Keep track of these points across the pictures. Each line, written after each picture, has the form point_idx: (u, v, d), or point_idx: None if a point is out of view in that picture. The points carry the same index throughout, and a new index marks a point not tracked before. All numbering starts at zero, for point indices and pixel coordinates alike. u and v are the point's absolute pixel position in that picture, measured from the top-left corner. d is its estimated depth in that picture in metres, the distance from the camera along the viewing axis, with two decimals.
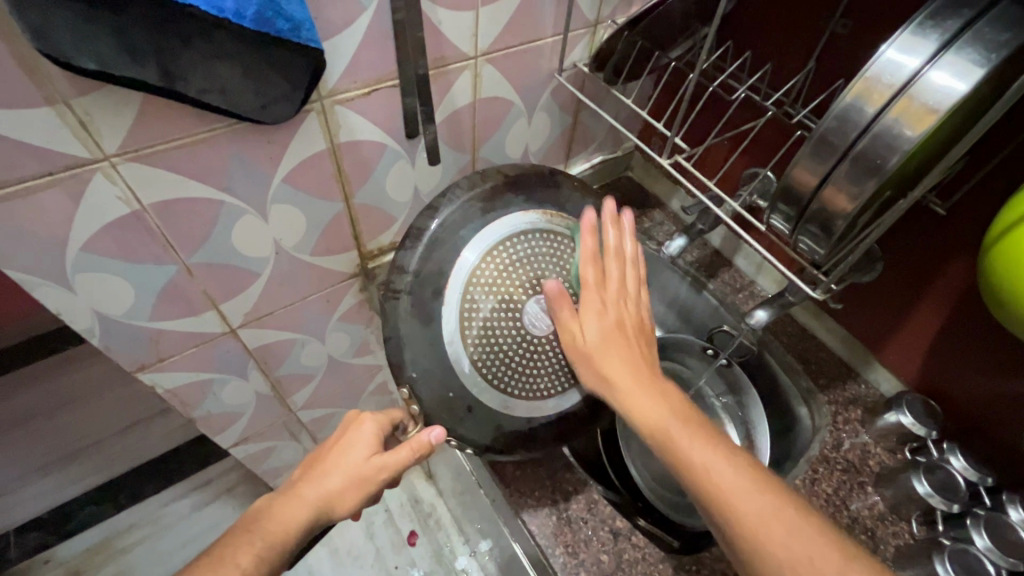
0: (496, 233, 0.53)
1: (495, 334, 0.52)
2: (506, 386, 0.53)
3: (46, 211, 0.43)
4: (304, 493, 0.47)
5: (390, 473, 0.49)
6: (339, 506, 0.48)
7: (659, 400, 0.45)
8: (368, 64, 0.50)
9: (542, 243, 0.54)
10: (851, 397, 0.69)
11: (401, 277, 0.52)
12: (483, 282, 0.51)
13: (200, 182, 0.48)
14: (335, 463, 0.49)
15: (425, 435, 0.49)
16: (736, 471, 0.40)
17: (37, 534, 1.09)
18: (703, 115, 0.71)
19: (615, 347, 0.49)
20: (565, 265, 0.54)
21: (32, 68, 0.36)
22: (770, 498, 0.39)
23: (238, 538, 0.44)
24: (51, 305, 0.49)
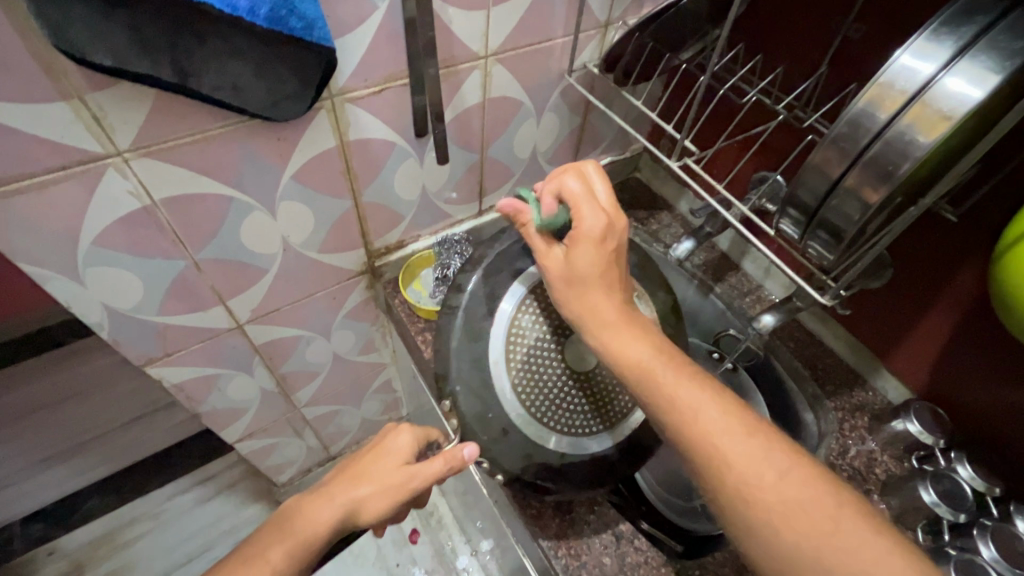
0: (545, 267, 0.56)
1: (538, 362, 0.54)
2: (544, 414, 0.53)
3: (59, 204, 0.43)
4: (336, 497, 0.50)
5: (420, 482, 0.51)
6: (369, 512, 0.50)
7: (639, 338, 0.45)
8: (378, 63, 0.50)
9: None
10: (858, 404, 0.68)
11: (457, 297, 0.56)
12: (532, 310, 0.54)
13: (211, 178, 0.49)
14: (370, 469, 0.52)
15: (459, 451, 0.51)
16: (717, 407, 0.41)
17: (41, 526, 1.10)
18: (712, 117, 0.71)
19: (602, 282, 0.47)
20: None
21: (47, 63, 0.36)
22: (755, 440, 0.39)
23: (271, 536, 0.47)
24: (62, 297, 0.49)
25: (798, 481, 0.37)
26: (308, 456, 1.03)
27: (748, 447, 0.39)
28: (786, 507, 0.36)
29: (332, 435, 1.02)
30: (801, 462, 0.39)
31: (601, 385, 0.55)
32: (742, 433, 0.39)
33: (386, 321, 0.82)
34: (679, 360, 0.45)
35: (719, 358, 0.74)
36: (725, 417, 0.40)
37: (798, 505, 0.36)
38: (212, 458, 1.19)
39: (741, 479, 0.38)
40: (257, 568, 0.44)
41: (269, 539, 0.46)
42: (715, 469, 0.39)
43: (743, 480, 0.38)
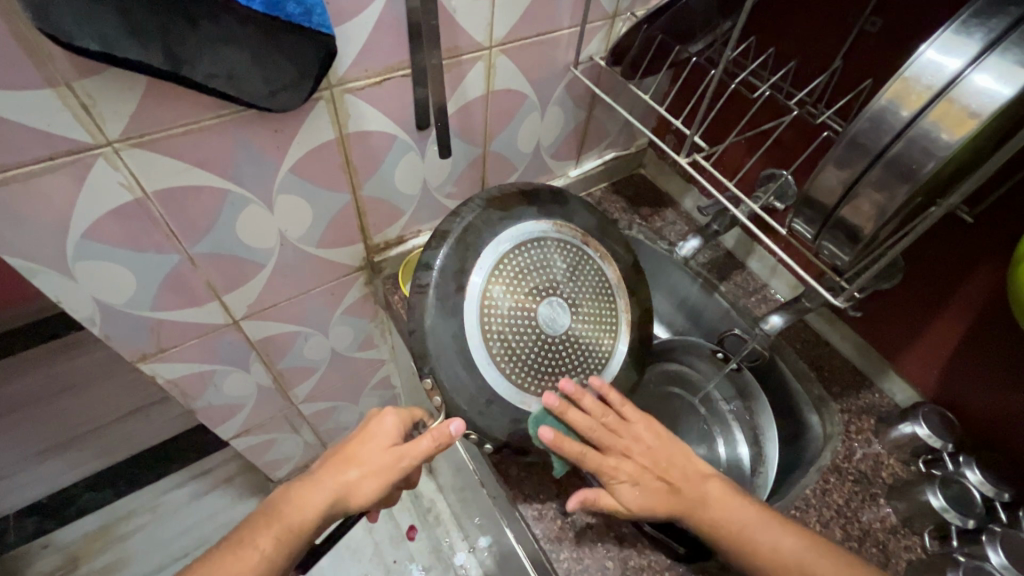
0: (513, 239, 0.56)
1: (512, 331, 0.54)
2: (526, 385, 0.54)
3: (45, 194, 0.41)
4: (325, 481, 0.49)
5: (409, 462, 0.50)
6: (359, 495, 0.49)
7: (717, 507, 0.51)
8: (379, 52, 0.48)
9: (553, 250, 0.58)
10: (864, 406, 0.67)
11: (428, 275, 0.52)
12: (501, 279, 0.54)
13: (205, 170, 0.47)
14: (358, 452, 0.51)
15: (445, 427, 0.50)
16: (793, 541, 0.48)
17: (36, 519, 1.08)
18: (721, 113, 0.69)
19: (651, 491, 0.52)
20: (576, 271, 0.59)
21: (32, 48, 0.34)
22: (836, 562, 0.47)
23: (260, 521, 0.46)
24: (51, 293, 0.48)
25: None
26: (305, 452, 1.02)
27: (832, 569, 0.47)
28: None
29: (330, 431, 1.01)
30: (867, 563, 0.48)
31: (574, 346, 0.57)
32: (825, 564, 0.47)
33: (384, 318, 0.81)
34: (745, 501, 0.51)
35: (723, 359, 0.73)
36: (801, 547, 0.48)
37: None
38: (209, 454, 1.19)
39: None
40: (245, 553, 0.44)
41: (257, 522, 0.46)
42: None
43: None
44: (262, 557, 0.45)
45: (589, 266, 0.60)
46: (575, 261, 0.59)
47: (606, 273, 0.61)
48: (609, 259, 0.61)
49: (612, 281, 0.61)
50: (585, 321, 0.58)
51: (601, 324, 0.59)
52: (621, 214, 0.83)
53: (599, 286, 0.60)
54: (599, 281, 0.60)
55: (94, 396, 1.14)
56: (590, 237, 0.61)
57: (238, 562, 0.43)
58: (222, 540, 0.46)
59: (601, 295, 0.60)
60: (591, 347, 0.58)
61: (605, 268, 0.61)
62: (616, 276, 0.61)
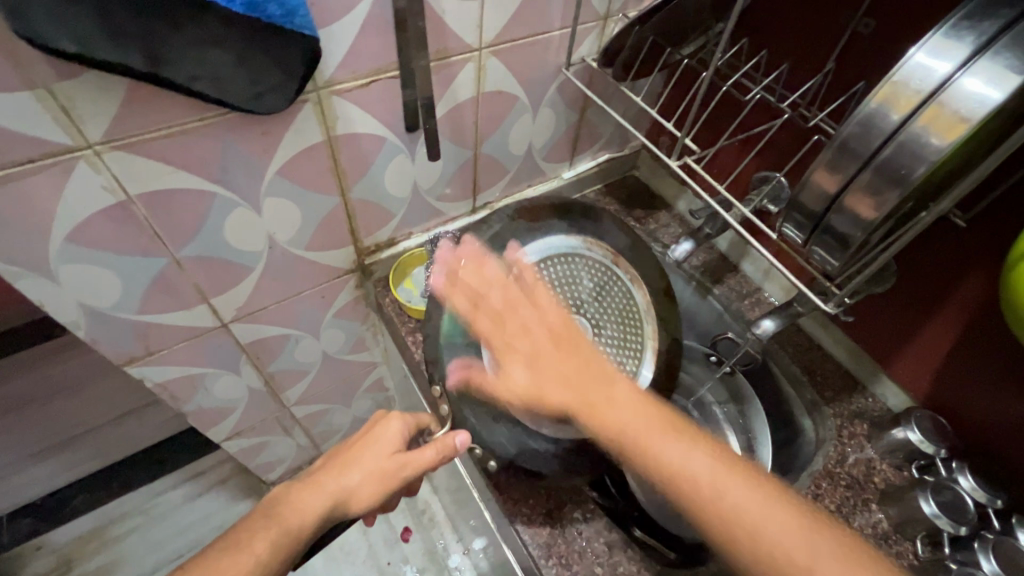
0: (540, 252, 0.60)
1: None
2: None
3: (28, 198, 0.41)
4: (324, 485, 0.48)
5: (412, 471, 0.50)
6: (358, 502, 0.48)
7: (613, 405, 0.45)
8: (367, 55, 0.48)
9: (581, 268, 0.61)
10: (856, 410, 0.67)
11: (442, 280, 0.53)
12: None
13: (192, 174, 0.47)
14: (360, 457, 0.51)
15: (451, 439, 0.51)
16: (696, 459, 0.41)
17: (30, 521, 1.08)
18: (714, 115, 0.69)
19: (543, 370, 0.49)
20: (602, 291, 0.61)
21: (9, 51, 0.34)
22: (745, 487, 0.39)
23: (257, 524, 0.44)
24: (35, 296, 0.47)
25: (785, 523, 0.38)
26: (299, 454, 1.01)
27: (735, 497, 0.39)
28: (781, 556, 0.37)
29: (323, 433, 1.00)
30: (787, 498, 0.39)
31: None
32: (738, 484, 0.39)
33: (376, 320, 0.80)
34: (650, 403, 0.45)
35: (717, 362, 0.73)
36: (711, 468, 0.40)
37: (789, 561, 0.37)
38: (203, 455, 1.18)
39: (736, 530, 0.38)
40: (240, 559, 0.41)
41: (254, 525, 0.44)
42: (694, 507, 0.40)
43: (742, 538, 0.38)
44: (256, 562, 0.42)
45: (617, 287, 0.61)
46: (605, 282, 0.61)
47: (636, 297, 0.61)
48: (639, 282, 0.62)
49: (641, 305, 0.61)
50: (606, 341, 0.58)
51: (625, 348, 0.59)
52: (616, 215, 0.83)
53: (626, 310, 0.60)
54: (627, 305, 0.61)
55: (59, 408, 0.97)
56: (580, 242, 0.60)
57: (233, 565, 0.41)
58: (213, 542, 0.43)
59: (627, 317, 0.60)
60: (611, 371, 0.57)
61: (636, 292, 0.61)
62: (645, 301, 0.61)
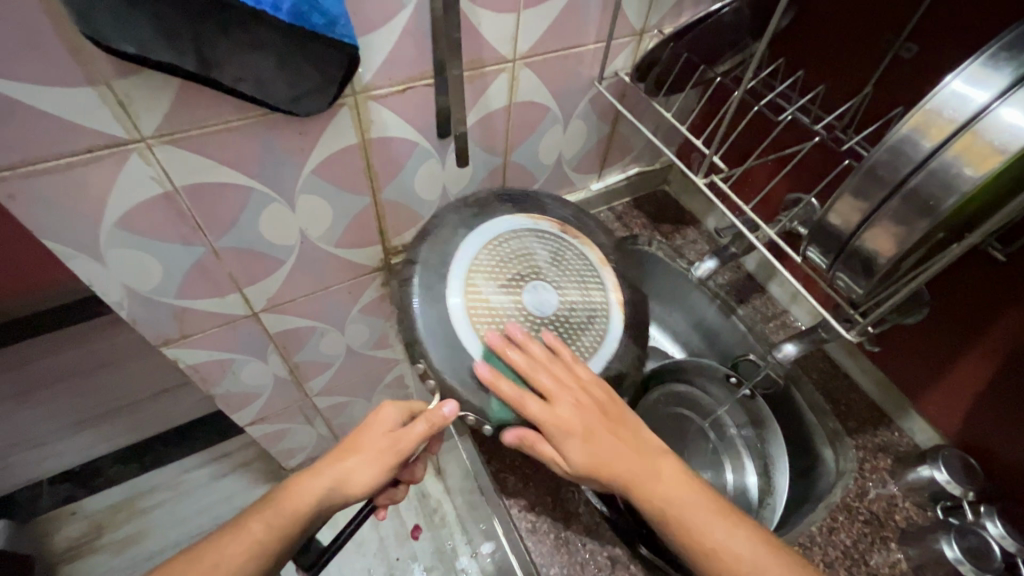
0: (490, 231, 0.56)
1: (501, 315, 0.52)
2: None
3: (86, 184, 0.44)
4: (323, 472, 0.50)
5: (405, 447, 0.51)
6: (356, 484, 0.50)
7: (658, 481, 0.47)
8: (404, 63, 0.50)
9: (534, 241, 0.56)
10: (881, 443, 0.64)
11: (412, 269, 0.53)
12: (482, 270, 0.53)
13: (231, 168, 0.49)
14: (357, 441, 0.52)
15: (439, 409, 0.49)
16: (738, 537, 0.45)
17: (68, 486, 1.14)
18: (747, 133, 0.68)
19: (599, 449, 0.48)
20: (559, 257, 0.56)
21: (75, 48, 0.36)
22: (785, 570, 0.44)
23: (258, 507, 0.48)
24: (84, 276, 0.51)
25: None
26: (319, 443, 1.04)
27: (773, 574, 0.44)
28: None
29: (343, 425, 1.03)
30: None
31: (565, 327, 0.53)
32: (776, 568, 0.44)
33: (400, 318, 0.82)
34: (689, 486, 0.48)
35: (737, 383, 0.70)
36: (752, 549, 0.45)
37: None
38: (229, 437, 1.24)
39: None
40: (240, 537, 0.46)
41: (255, 509, 0.48)
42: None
43: None
44: (255, 541, 0.46)
45: (571, 251, 0.57)
46: (557, 248, 0.57)
47: (589, 256, 0.58)
48: (591, 242, 0.59)
49: (594, 261, 0.57)
50: (575, 301, 0.54)
51: (593, 303, 0.55)
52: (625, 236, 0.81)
53: (584, 269, 0.56)
54: (584, 266, 0.57)
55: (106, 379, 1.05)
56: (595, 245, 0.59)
57: (233, 543, 0.46)
58: None
59: (587, 275, 0.56)
60: (582, 327, 0.54)
61: (588, 251, 0.58)
62: (600, 258, 0.58)
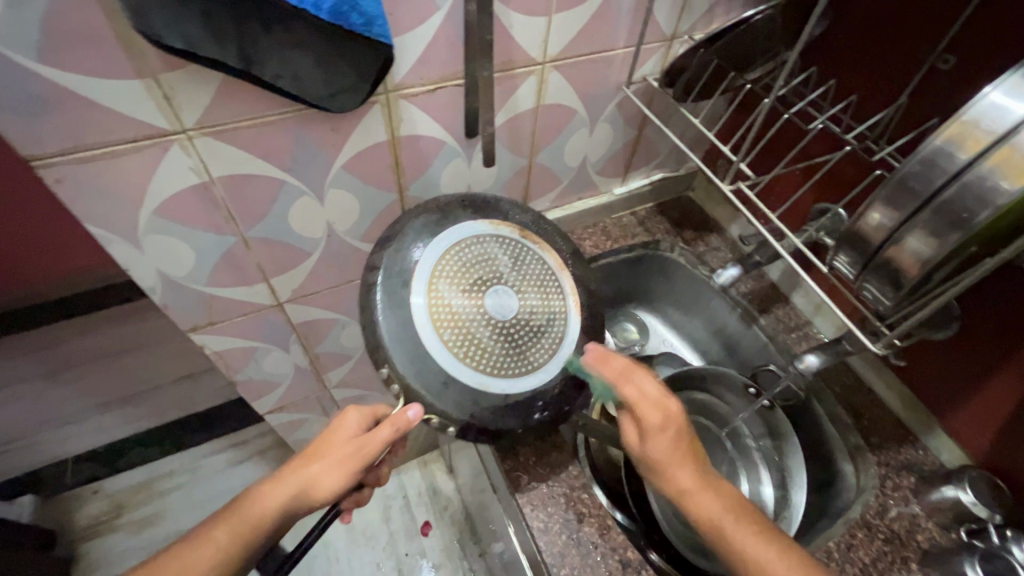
0: (453, 235, 0.53)
1: (465, 321, 0.50)
2: (483, 364, 0.49)
3: (129, 172, 0.46)
4: (286, 478, 0.48)
5: (369, 453, 0.47)
6: (320, 491, 0.47)
7: (714, 493, 0.47)
8: (435, 62, 0.51)
9: (494, 245, 0.55)
10: (905, 461, 0.63)
11: (374, 275, 0.50)
12: (445, 275, 0.51)
13: (266, 161, 0.51)
14: (320, 447, 0.48)
15: (403, 413, 0.47)
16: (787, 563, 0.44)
17: (92, 465, 1.17)
18: (775, 141, 0.67)
19: (677, 451, 0.48)
20: (520, 260, 0.55)
21: (126, 42, 0.38)
22: None
23: (224, 513, 0.47)
24: (123, 261, 0.52)
25: None
26: None
27: None
28: None
29: None
30: None
31: (528, 330, 0.52)
32: None
33: None
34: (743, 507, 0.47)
35: (756, 394, 0.69)
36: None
37: None
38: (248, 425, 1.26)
39: None
40: (205, 546, 0.46)
41: (223, 514, 0.47)
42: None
43: None
44: (220, 550, 0.46)
45: (532, 257, 0.56)
46: (519, 253, 0.55)
47: (548, 259, 0.57)
48: (551, 246, 0.58)
49: (552, 264, 0.57)
50: (536, 305, 0.54)
51: (553, 305, 0.55)
52: (594, 251, 0.79)
53: (544, 273, 0.56)
54: (543, 269, 0.56)
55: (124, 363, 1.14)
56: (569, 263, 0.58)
57: (198, 550, 0.45)
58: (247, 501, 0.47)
59: (547, 278, 0.55)
60: (545, 330, 0.53)
61: (547, 254, 0.57)
62: (558, 261, 0.57)
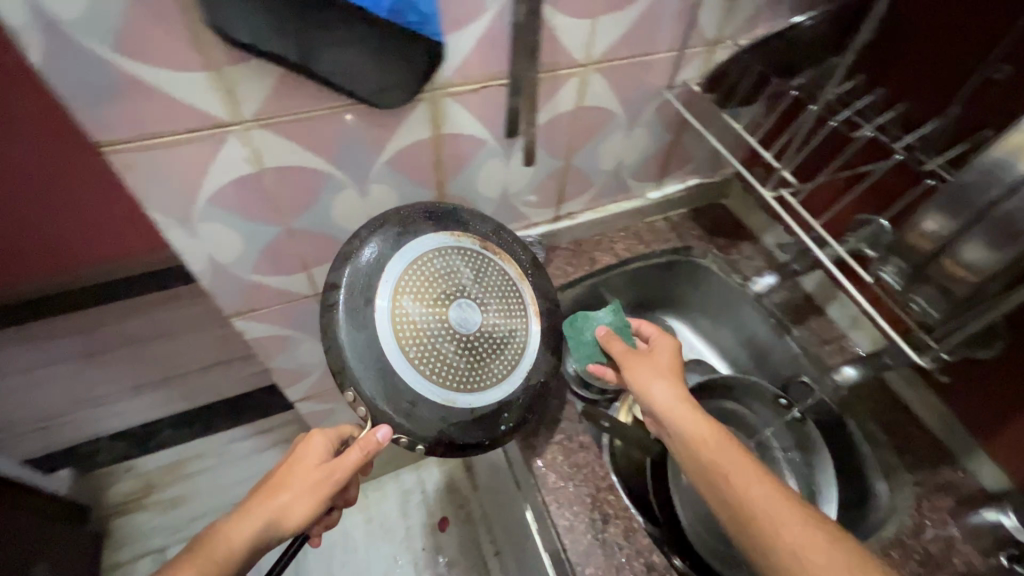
0: (417, 249, 0.54)
1: (429, 336, 0.52)
2: (447, 378, 0.52)
3: (189, 161, 0.48)
4: (254, 511, 0.48)
5: (341, 474, 0.49)
6: (293, 519, 0.48)
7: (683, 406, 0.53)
8: (482, 62, 0.52)
9: (458, 259, 0.56)
10: (942, 482, 0.61)
11: (335, 294, 0.50)
12: (409, 290, 0.52)
13: (314, 154, 0.52)
14: (288, 477, 0.49)
15: (374, 435, 0.49)
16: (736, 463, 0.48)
17: (124, 445, 1.19)
18: (818, 149, 0.66)
19: (662, 373, 0.57)
20: (482, 272, 0.57)
21: (195, 35, 0.40)
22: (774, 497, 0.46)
23: (184, 558, 0.46)
24: (176, 246, 0.55)
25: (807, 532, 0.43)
26: None
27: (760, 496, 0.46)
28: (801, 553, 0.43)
29: None
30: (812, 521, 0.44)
31: (489, 342, 0.55)
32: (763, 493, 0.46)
33: None
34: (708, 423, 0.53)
35: (787, 405, 0.68)
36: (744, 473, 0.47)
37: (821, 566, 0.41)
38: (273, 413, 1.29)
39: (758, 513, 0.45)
40: None
41: (189, 555, 0.46)
42: (752, 531, 0.45)
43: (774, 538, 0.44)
44: None
45: (494, 270, 0.58)
46: (480, 265, 0.57)
47: (508, 271, 0.59)
48: (511, 256, 0.60)
49: (512, 275, 0.59)
50: (497, 319, 0.56)
51: (512, 316, 0.58)
52: (586, 272, 0.77)
53: (506, 286, 0.58)
54: (504, 281, 0.58)
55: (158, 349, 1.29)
56: (528, 275, 0.60)
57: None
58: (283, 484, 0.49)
59: (508, 293, 0.58)
60: (503, 342, 0.56)
61: (507, 266, 0.59)
62: (518, 273, 0.60)
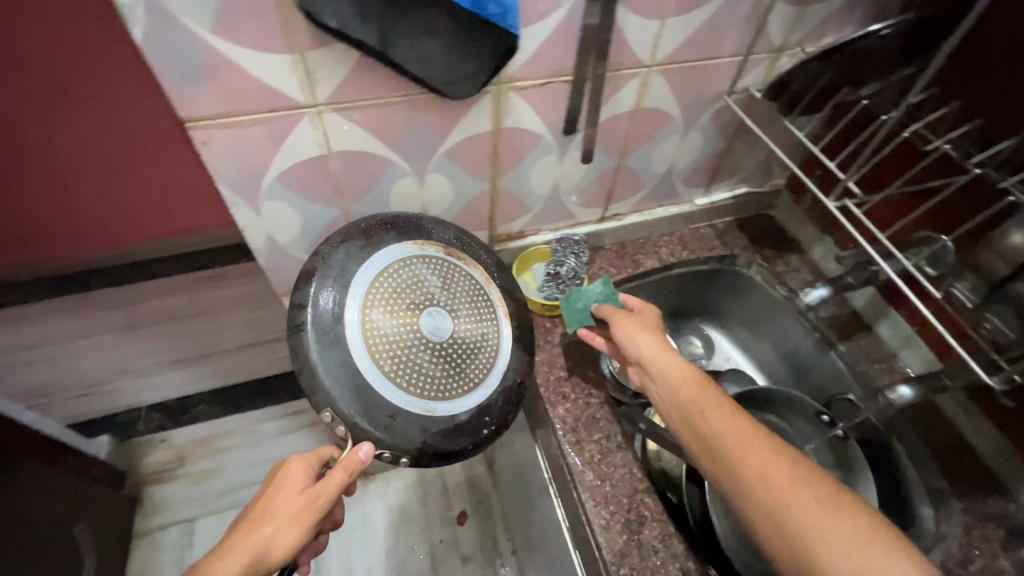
0: (381, 260, 0.54)
1: (403, 348, 0.52)
2: (423, 387, 0.52)
3: (263, 141, 0.50)
4: (237, 547, 0.45)
5: (326, 498, 0.48)
6: (279, 549, 0.46)
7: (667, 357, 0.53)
8: (550, 59, 0.52)
9: (424, 267, 0.56)
10: (992, 511, 0.60)
11: (301, 314, 0.50)
12: (378, 303, 0.52)
13: (379, 141, 0.54)
14: (270, 506, 0.47)
15: (356, 454, 0.48)
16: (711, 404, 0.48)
17: (160, 416, 1.22)
18: (884, 161, 0.65)
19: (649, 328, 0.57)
20: (448, 278, 0.58)
21: (286, 20, 0.42)
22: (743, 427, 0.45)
23: None
24: (241, 222, 0.57)
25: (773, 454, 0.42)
26: None
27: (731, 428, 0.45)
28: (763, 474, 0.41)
29: None
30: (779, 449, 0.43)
31: (463, 348, 0.56)
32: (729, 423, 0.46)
33: None
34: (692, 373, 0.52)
35: (829, 422, 0.66)
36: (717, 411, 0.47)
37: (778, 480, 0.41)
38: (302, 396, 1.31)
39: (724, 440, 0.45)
40: None
41: None
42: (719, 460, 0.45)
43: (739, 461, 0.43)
44: None
45: (460, 275, 0.59)
46: (447, 272, 0.58)
47: (475, 276, 0.60)
48: (474, 260, 0.61)
49: (479, 279, 0.60)
50: (469, 324, 0.57)
51: (483, 321, 0.58)
52: (628, 273, 0.77)
53: (474, 292, 0.59)
54: (472, 287, 0.59)
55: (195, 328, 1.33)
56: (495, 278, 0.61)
57: None
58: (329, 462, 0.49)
59: (476, 297, 0.59)
60: (475, 346, 0.57)
61: (472, 270, 0.60)
62: (484, 276, 0.60)
